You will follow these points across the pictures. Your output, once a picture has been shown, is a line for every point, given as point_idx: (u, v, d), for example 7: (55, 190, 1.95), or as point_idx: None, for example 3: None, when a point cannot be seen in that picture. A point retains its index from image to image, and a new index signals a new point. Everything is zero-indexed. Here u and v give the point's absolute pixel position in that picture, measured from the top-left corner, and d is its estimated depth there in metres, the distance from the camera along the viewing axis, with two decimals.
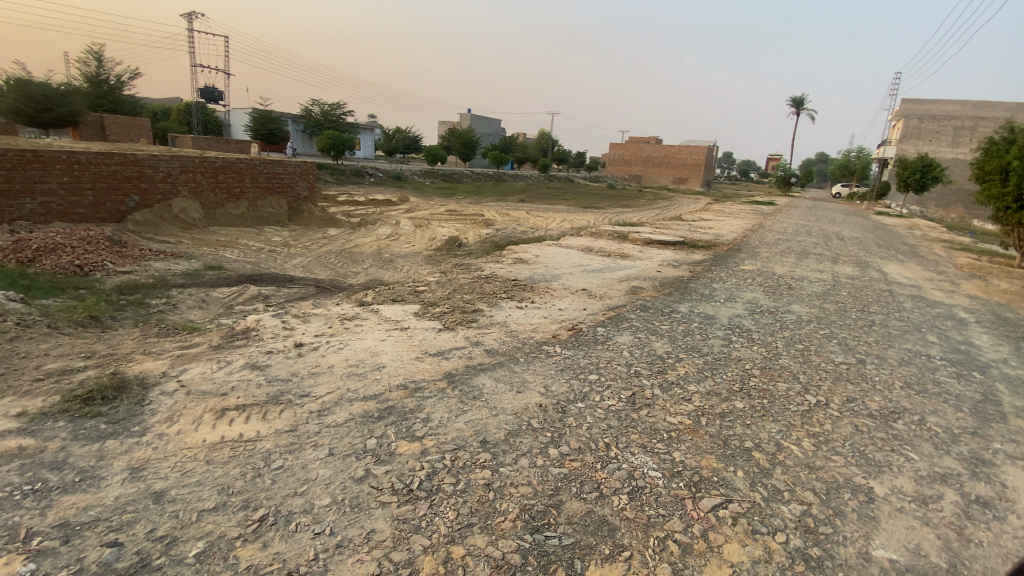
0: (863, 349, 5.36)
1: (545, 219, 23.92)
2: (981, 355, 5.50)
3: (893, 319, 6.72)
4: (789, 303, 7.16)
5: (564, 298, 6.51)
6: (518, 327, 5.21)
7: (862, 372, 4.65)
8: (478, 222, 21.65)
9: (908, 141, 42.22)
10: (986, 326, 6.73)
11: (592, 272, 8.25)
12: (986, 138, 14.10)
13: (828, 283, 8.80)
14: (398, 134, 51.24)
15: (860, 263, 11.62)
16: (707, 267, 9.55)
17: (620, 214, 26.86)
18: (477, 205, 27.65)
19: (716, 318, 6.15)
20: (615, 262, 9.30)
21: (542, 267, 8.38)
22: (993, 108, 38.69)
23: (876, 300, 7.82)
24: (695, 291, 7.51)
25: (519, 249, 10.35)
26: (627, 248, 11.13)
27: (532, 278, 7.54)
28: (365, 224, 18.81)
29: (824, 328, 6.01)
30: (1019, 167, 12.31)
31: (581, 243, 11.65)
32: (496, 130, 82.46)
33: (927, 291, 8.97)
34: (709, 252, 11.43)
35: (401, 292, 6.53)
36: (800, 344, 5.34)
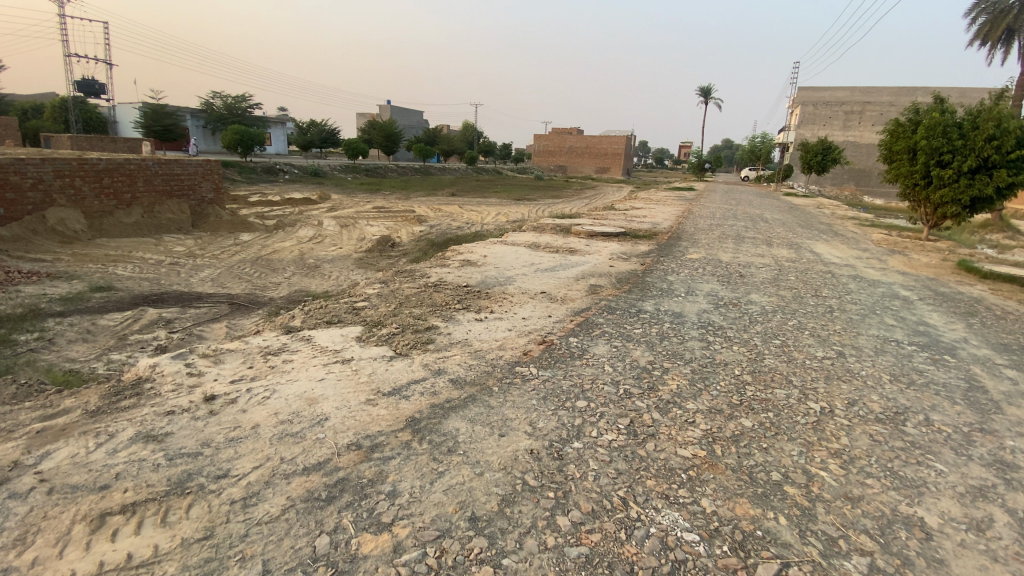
0: (836, 340, 5.21)
1: (479, 214, 23.17)
2: (939, 336, 5.58)
3: (847, 303, 6.77)
4: (748, 293, 7.00)
5: (525, 304, 5.90)
6: (483, 345, 4.52)
7: (847, 368, 4.44)
8: (410, 219, 20.53)
9: (805, 127, 45.71)
10: (928, 305, 6.97)
11: (546, 271, 7.70)
12: (890, 122, 15.60)
13: (774, 268, 8.86)
14: (314, 128, 48.11)
15: (792, 244, 12.02)
16: (656, 258, 9.34)
17: (553, 205, 26.65)
18: (405, 201, 26.34)
19: (686, 315, 5.80)
20: (565, 259, 8.82)
21: (492, 269, 7.71)
22: (874, 95, 42.73)
23: (822, 283, 7.91)
24: (655, 286, 7.17)
25: (461, 249, 9.58)
26: (573, 242, 10.71)
27: (484, 282, 6.85)
28: (284, 227, 17.12)
29: (791, 319, 5.86)
30: (928, 146, 13.73)
31: (525, 238, 11.10)
32: (418, 122, 80.06)
33: (860, 270, 9.30)
34: (654, 242, 11.29)
35: (336, 309, 5.60)
36: (777, 340, 5.10)
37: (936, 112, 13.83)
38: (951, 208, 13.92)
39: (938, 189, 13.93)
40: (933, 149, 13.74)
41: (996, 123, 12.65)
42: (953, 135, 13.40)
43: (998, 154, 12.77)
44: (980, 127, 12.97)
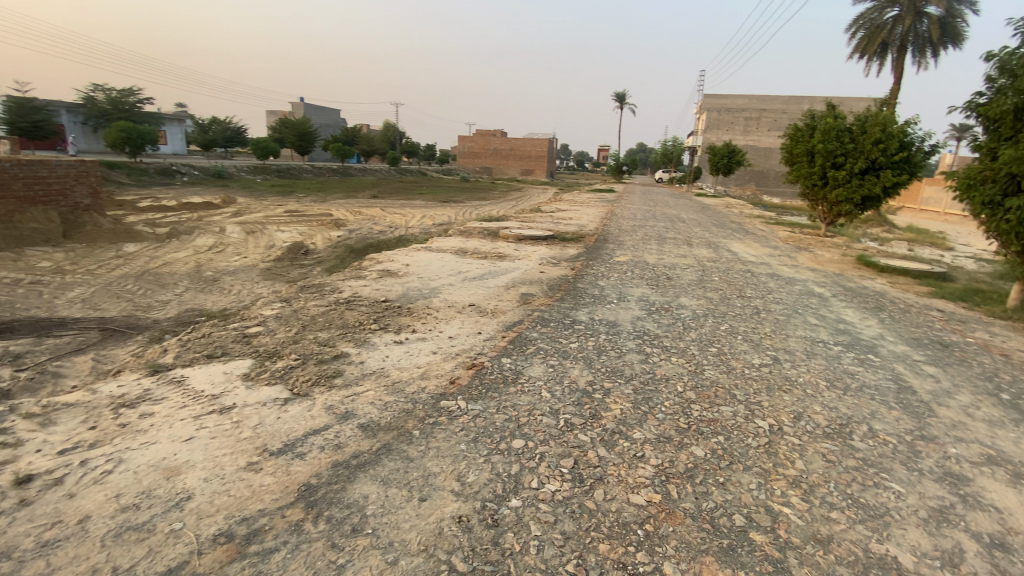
0: (768, 344, 5.12)
1: (401, 217, 22.13)
2: (859, 333, 5.71)
3: (770, 303, 6.85)
4: (678, 296, 6.87)
5: (451, 320, 5.33)
6: (402, 375, 3.90)
7: (784, 375, 4.32)
8: (326, 223, 19.13)
9: (710, 132, 48.73)
10: (840, 301, 7.24)
11: (474, 280, 7.17)
12: (790, 127, 16.75)
13: (698, 268, 8.92)
14: (217, 127, 44.21)
15: (711, 244, 12.39)
16: (586, 262, 9.12)
17: (478, 208, 26.12)
18: (321, 204, 24.64)
19: (621, 323, 5.50)
20: (494, 266, 8.34)
21: (415, 280, 7.06)
22: (768, 103, 46.50)
23: (744, 283, 8.05)
24: (587, 292, 6.86)
25: (380, 257, 8.79)
26: (501, 247, 10.27)
27: (405, 296, 6.19)
28: (177, 236, 15.22)
29: (722, 323, 5.75)
30: (825, 150, 14.83)
31: (450, 243, 10.48)
32: (335, 121, 76.41)
33: (774, 268, 9.64)
34: (582, 245, 11.12)
35: (225, 336, 4.71)
36: (713, 347, 4.91)
37: (830, 118, 14.98)
38: (845, 206, 15.06)
39: (834, 189, 15.05)
40: (829, 152, 14.85)
41: (881, 129, 13.89)
42: (845, 139, 14.57)
43: (883, 156, 14.03)
44: (868, 131, 14.19)
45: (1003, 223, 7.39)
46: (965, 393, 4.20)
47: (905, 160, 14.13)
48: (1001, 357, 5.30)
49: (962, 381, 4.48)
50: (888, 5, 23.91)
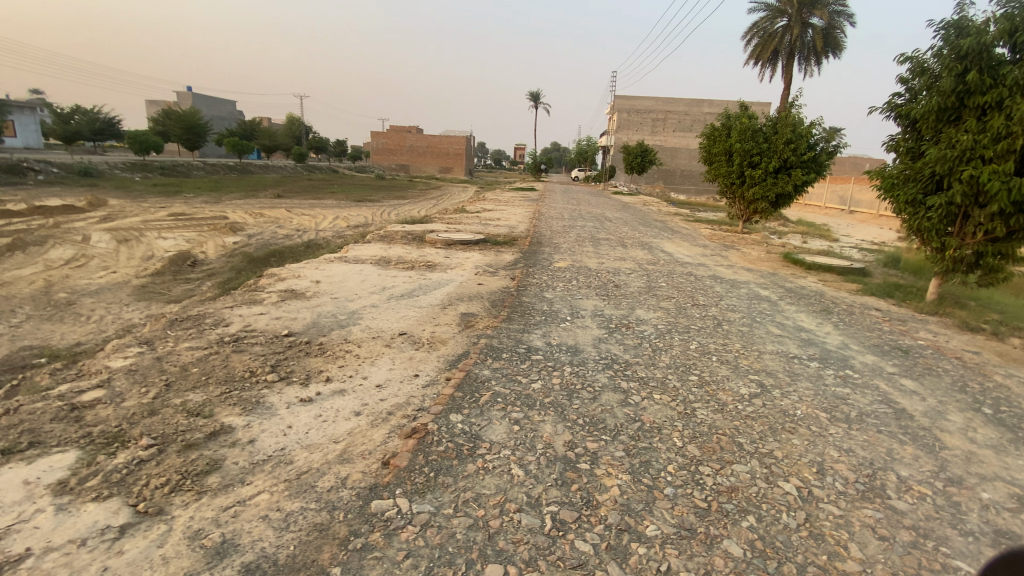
0: (746, 364, 4.54)
1: (310, 219, 20.00)
2: (825, 342, 5.37)
3: (726, 311, 6.41)
4: (633, 308, 6.19)
5: (378, 359, 4.21)
6: (313, 462, 2.78)
7: (781, 408, 3.71)
8: (219, 228, 16.69)
9: (621, 132, 50.30)
10: (789, 305, 7.03)
11: (402, 300, 6.03)
12: (706, 127, 17.16)
13: (642, 273, 8.40)
14: (82, 117, 38.15)
15: (643, 244, 12.11)
16: (525, 269, 8.29)
17: (397, 207, 24.50)
18: (214, 206, 21.72)
19: (584, 349, 4.67)
20: (423, 279, 7.23)
21: (329, 303, 5.79)
22: (673, 105, 48.86)
23: (693, 287, 7.62)
24: (535, 308, 5.99)
25: (283, 271, 7.32)
26: (428, 254, 9.14)
27: (315, 327, 4.95)
28: (20, 248, 12.34)
29: (692, 340, 5.13)
30: (742, 149, 15.25)
31: (369, 251, 9.19)
32: (231, 113, 69.69)
33: (713, 270, 9.41)
34: (517, 250, 10.29)
35: (41, 410, 3.25)
36: (694, 374, 4.24)
37: (745, 118, 15.45)
38: (760, 204, 15.57)
39: (750, 187, 15.52)
40: (745, 151, 15.29)
41: (790, 130, 14.56)
42: (759, 139, 15.09)
43: (794, 156, 14.67)
44: (780, 132, 14.79)
45: (924, 220, 7.73)
46: (959, 413, 3.86)
47: (812, 160, 14.88)
48: (960, 361, 5.15)
49: (947, 398, 4.16)
50: (778, 15, 25.61)
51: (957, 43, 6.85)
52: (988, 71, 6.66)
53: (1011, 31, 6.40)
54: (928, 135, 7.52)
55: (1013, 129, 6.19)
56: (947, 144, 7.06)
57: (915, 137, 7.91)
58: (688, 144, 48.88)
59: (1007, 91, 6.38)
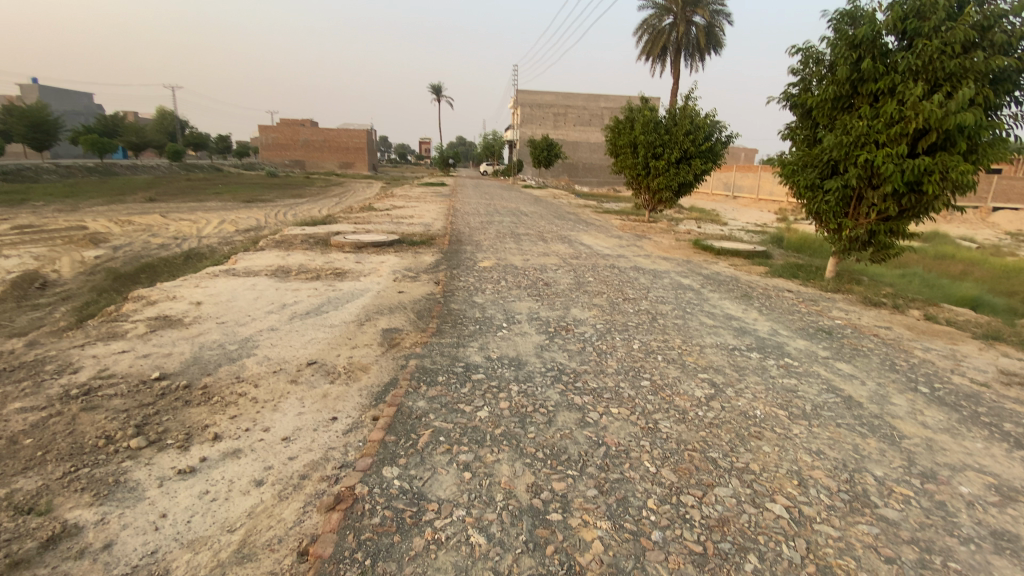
0: (693, 361, 4.34)
1: (191, 224, 17.60)
2: (757, 329, 5.40)
3: (659, 303, 6.30)
4: (568, 308, 5.84)
5: (283, 400, 3.44)
6: (200, 569, 2.03)
7: (741, 410, 3.50)
8: (73, 241, 14.05)
9: (526, 126, 50.68)
10: (713, 292, 7.13)
11: (309, 318, 5.19)
12: (610, 119, 17.44)
13: (568, 268, 8.14)
14: None
15: (562, 237, 11.96)
16: (446, 272, 7.67)
17: (295, 208, 22.49)
18: (68, 214, 18.42)
19: (527, 361, 4.20)
20: (332, 290, 6.35)
21: (217, 330, 4.81)
22: (573, 100, 50.15)
23: (620, 280, 7.49)
24: (465, 317, 5.42)
25: (153, 292, 6.05)
26: (336, 260, 8.18)
27: (200, 364, 4.01)
28: None
29: (635, 338, 4.88)
30: (646, 141, 15.69)
31: (264, 260, 8.01)
32: (84, 106, 60.39)
33: (634, 260, 9.42)
34: (435, 250, 9.60)
35: None
36: (646, 378, 3.95)
37: (647, 111, 15.93)
38: (665, 194, 16.14)
39: (655, 177, 16.03)
40: (649, 143, 15.75)
41: (689, 121, 15.20)
42: (661, 131, 15.62)
43: (693, 146, 15.37)
44: (679, 124, 15.42)
45: (823, 203, 8.32)
46: (896, 395, 3.94)
47: (709, 150, 15.68)
48: (875, 338, 5.41)
49: (879, 378, 4.27)
50: (665, 13, 26.95)
51: (851, 32, 7.35)
52: (880, 60, 7.24)
53: (900, 21, 6.98)
54: (825, 123, 8.07)
55: (907, 114, 6.76)
56: (844, 130, 7.59)
57: (810, 125, 8.46)
58: (589, 137, 50.47)
59: (898, 78, 6.95)
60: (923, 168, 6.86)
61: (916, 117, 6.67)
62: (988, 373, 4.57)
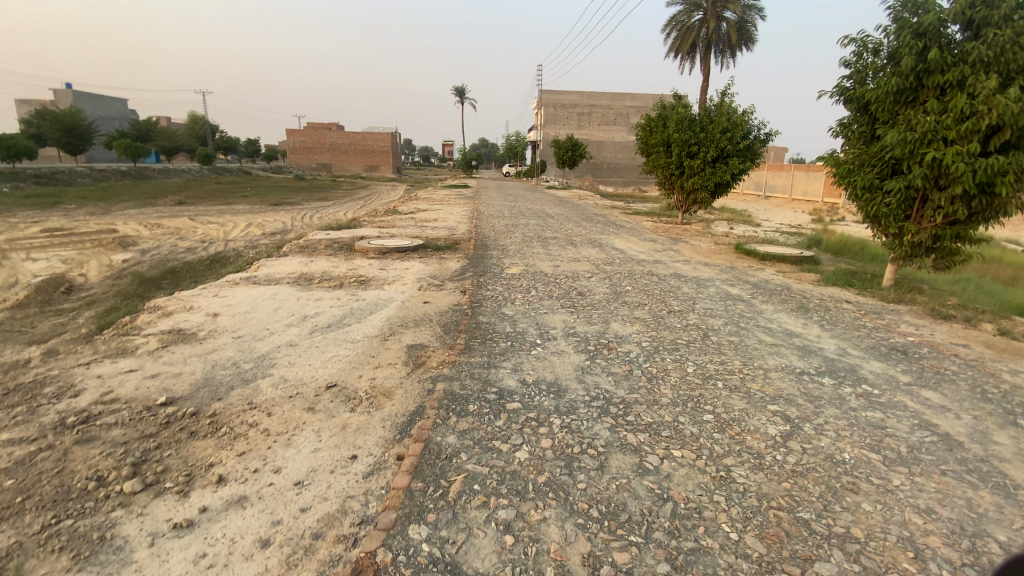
0: (757, 390, 3.82)
1: (218, 228, 17.66)
2: (823, 349, 4.82)
3: (706, 316, 5.76)
4: (607, 322, 5.36)
5: (298, 432, 3.07)
6: None
7: (825, 453, 2.97)
8: (103, 244, 14.15)
9: (549, 126, 50.09)
10: (764, 303, 6.54)
11: (330, 333, 4.84)
12: (641, 118, 16.84)
13: (602, 276, 7.63)
14: None
15: (592, 241, 11.44)
16: (473, 279, 7.26)
17: (320, 211, 22.49)
18: (100, 218, 18.71)
19: (568, 387, 3.76)
20: (355, 301, 6.01)
21: (232, 346, 4.51)
22: (597, 99, 49.41)
23: (660, 290, 6.95)
24: (496, 332, 5.00)
25: (171, 302, 5.80)
26: (359, 267, 7.87)
27: (211, 389, 3.70)
28: None
29: (686, 360, 4.38)
30: (680, 139, 15.05)
31: (286, 266, 7.74)
32: (121, 112, 62.31)
33: (672, 266, 8.85)
34: (461, 255, 9.23)
35: None
36: (707, 410, 3.46)
37: (681, 108, 15.28)
38: (700, 194, 15.45)
39: (689, 177, 15.35)
40: (683, 141, 15.10)
41: (726, 119, 14.51)
42: (696, 128, 14.95)
43: (730, 145, 14.67)
44: (715, 121, 14.74)
45: (882, 206, 7.58)
46: (1004, 431, 3.32)
47: (746, 148, 14.95)
48: (959, 359, 4.77)
49: (979, 411, 3.66)
50: (694, 10, 26.15)
51: (914, 21, 6.66)
52: (947, 50, 6.53)
53: (967, 9, 6.30)
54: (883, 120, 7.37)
55: (978, 108, 6.03)
56: (908, 125, 6.77)
57: (868, 121, 7.74)
58: (614, 137, 49.63)
59: (968, 69, 6.25)
60: (997, 168, 6.09)
61: (989, 112, 5.94)
62: None
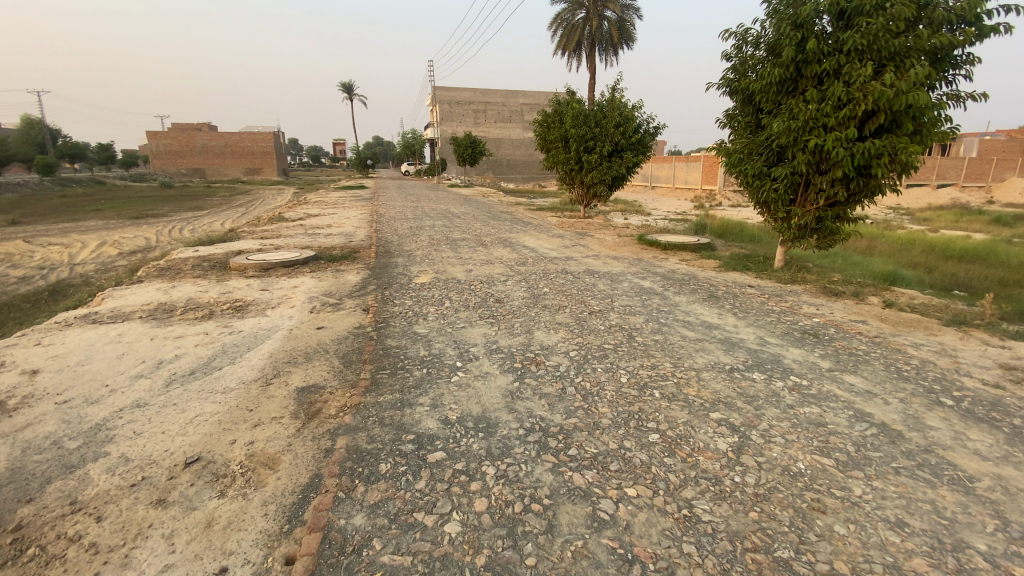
0: (696, 395, 3.57)
1: (59, 250, 14.75)
2: (744, 340, 4.77)
3: (628, 315, 5.54)
4: (530, 332, 4.91)
5: (139, 545, 2.23)
6: None
7: (780, 466, 2.76)
8: None
9: (445, 124, 49.11)
10: (678, 294, 6.52)
11: (195, 382, 3.87)
12: (538, 113, 16.71)
13: (517, 279, 7.20)
14: None
15: (501, 241, 11.04)
16: (375, 294, 6.46)
17: (193, 223, 19.81)
18: None
19: (497, 419, 3.24)
20: (230, 334, 4.98)
21: (53, 414, 3.40)
22: (491, 96, 49.36)
23: (578, 289, 6.66)
24: (407, 357, 4.33)
25: None
26: (236, 289, 6.70)
27: (11, 487, 2.66)
28: None
29: (619, 367, 4.04)
30: (577, 134, 15.13)
31: (139, 296, 6.36)
32: None
33: (584, 262, 8.69)
34: (360, 265, 8.32)
35: None
36: (653, 428, 3.11)
37: (576, 104, 15.35)
38: (600, 188, 15.69)
39: (589, 172, 15.53)
40: (580, 137, 15.21)
41: (618, 113, 14.80)
42: (591, 124, 15.11)
43: (624, 139, 15.01)
44: (609, 116, 14.98)
45: (771, 191, 7.99)
46: (930, 415, 3.38)
47: (639, 142, 15.39)
48: (863, 337, 4.98)
49: (899, 393, 3.73)
50: (577, 7, 26.80)
51: (793, 12, 7.00)
52: (823, 40, 6.94)
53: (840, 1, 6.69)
54: (769, 109, 7.74)
55: (855, 95, 6.48)
56: (791, 114, 7.26)
57: (752, 111, 8.10)
58: (511, 133, 49.93)
59: (844, 59, 6.68)
60: (873, 151, 6.62)
61: (866, 98, 6.39)
62: (992, 370, 4.21)
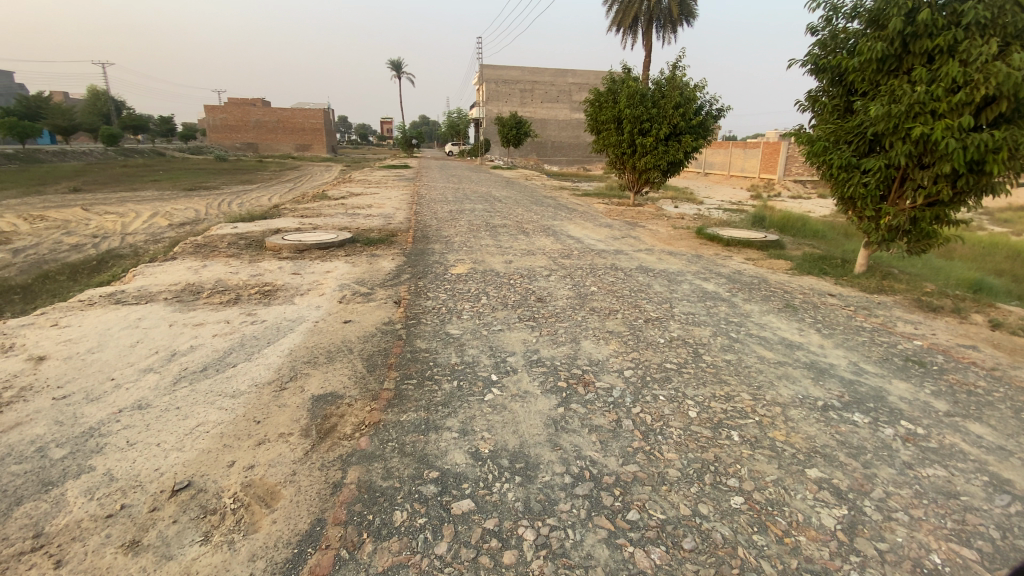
0: (783, 441, 2.89)
1: (114, 219, 15.12)
2: (833, 366, 4.00)
3: (691, 325, 4.82)
4: (576, 341, 4.30)
5: None
6: None
7: (912, 560, 2.08)
8: None
9: (491, 104, 48.19)
10: (745, 301, 5.73)
11: (203, 382, 3.49)
12: (590, 92, 15.72)
13: (562, 275, 6.56)
14: None
15: (545, 229, 10.38)
16: (409, 285, 5.99)
17: (241, 196, 20.05)
18: None
19: (538, 458, 2.68)
20: (252, 324, 4.61)
21: (48, 412, 3.08)
22: (539, 76, 47.93)
23: (631, 290, 5.97)
24: (437, 364, 3.82)
25: None
26: (267, 272, 6.39)
27: None
28: None
29: (684, 396, 3.38)
30: (631, 115, 14.12)
31: (171, 275, 6.13)
32: None
33: (636, 257, 7.96)
34: (396, 251, 7.89)
35: None
36: (734, 487, 2.47)
37: (632, 82, 14.31)
38: (653, 174, 14.70)
39: (642, 156, 14.54)
40: (635, 118, 14.20)
41: (678, 93, 13.72)
42: (648, 104, 14.07)
43: (683, 121, 13.93)
44: (667, 96, 13.91)
45: (859, 186, 6.95)
46: None
47: (699, 125, 14.26)
48: (981, 369, 4.11)
49: None
50: None
51: None
52: (939, 10, 5.85)
53: None
54: (863, 91, 6.68)
55: (974, 77, 5.42)
56: (891, 97, 6.21)
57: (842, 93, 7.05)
58: (557, 115, 48.49)
59: (963, 33, 5.60)
60: (990, 145, 5.54)
61: (987, 81, 5.33)
62: None
